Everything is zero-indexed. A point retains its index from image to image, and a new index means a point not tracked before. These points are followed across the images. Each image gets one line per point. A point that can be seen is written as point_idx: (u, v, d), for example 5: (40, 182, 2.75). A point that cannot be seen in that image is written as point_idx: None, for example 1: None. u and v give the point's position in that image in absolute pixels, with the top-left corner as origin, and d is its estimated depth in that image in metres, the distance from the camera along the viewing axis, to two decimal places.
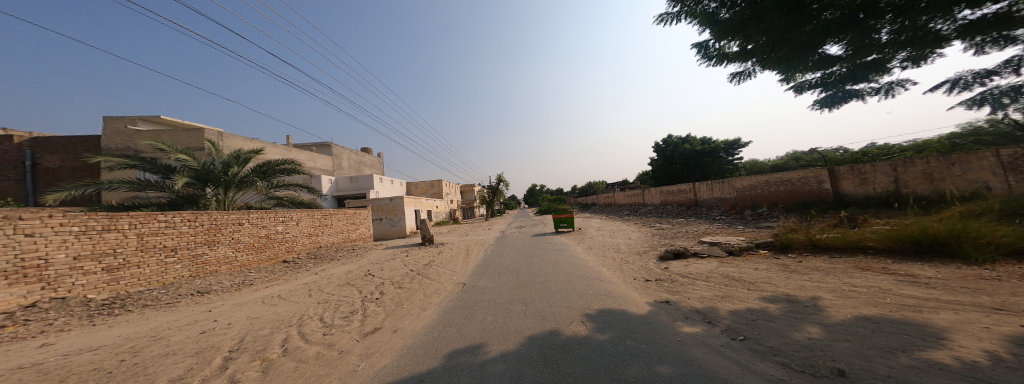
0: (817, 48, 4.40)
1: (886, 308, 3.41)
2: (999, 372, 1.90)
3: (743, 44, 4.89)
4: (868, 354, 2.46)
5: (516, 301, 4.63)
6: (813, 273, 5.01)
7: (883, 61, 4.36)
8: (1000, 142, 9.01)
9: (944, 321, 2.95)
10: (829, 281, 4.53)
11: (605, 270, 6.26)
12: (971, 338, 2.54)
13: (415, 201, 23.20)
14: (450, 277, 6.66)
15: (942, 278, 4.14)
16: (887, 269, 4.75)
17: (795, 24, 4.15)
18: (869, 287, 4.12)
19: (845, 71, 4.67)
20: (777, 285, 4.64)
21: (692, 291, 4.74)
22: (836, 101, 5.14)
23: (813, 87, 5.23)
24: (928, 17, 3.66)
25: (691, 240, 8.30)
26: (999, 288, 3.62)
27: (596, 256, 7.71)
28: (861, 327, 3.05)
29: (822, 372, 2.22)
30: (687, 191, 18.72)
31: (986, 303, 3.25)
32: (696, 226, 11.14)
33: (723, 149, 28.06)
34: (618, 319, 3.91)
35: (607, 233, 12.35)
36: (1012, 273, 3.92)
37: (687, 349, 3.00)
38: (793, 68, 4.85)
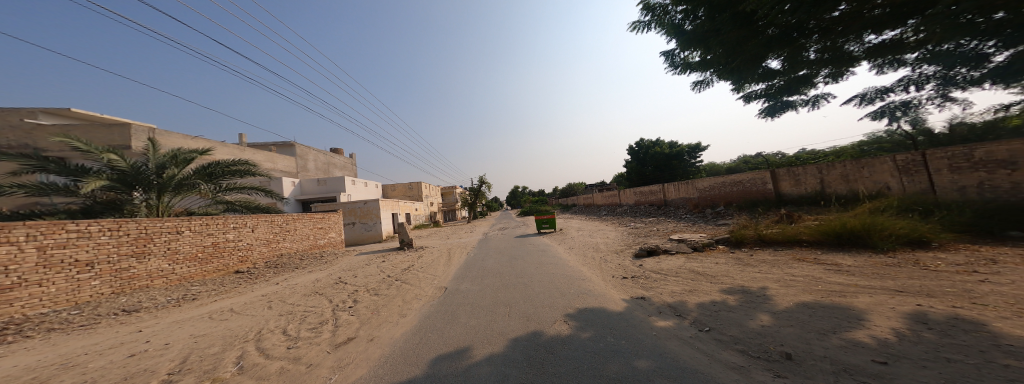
0: (762, 62, 4.89)
1: (820, 295, 3.86)
2: (905, 346, 2.23)
3: (703, 55, 5.31)
4: (807, 337, 2.76)
5: (500, 303, 4.60)
6: (762, 265, 5.54)
7: (811, 76, 4.96)
8: (890, 148, 10.78)
9: (862, 303, 3.40)
10: (774, 272, 5.03)
11: (585, 269, 6.42)
12: (882, 318, 2.95)
13: (393, 204, 22.37)
14: (431, 281, 6.47)
15: (859, 266, 4.76)
16: (818, 260, 5.37)
17: (746, 39, 4.59)
18: (805, 276, 4.64)
19: (783, 84, 5.24)
20: (734, 277, 5.06)
21: (664, 286, 5.01)
22: (777, 110, 5.72)
23: (759, 97, 5.80)
24: (846, 39, 4.24)
25: (662, 238, 8.79)
26: (901, 272, 4.26)
27: (577, 256, 7.89)
28: (801, 312, 3.42)
29: (773, 357, 2.45)
30: (657, 191, 19.82)
31: (891, 286, 3.80)
32: (665, 225, 11.81)
33: (689, 152, 30.14)
34: (598, 316, 4.03)
35: (586, 233, 12.70)
36: (910, 260, 4.63)
37: (662, 343, 3.17)
38: (743, 79, 5.35)
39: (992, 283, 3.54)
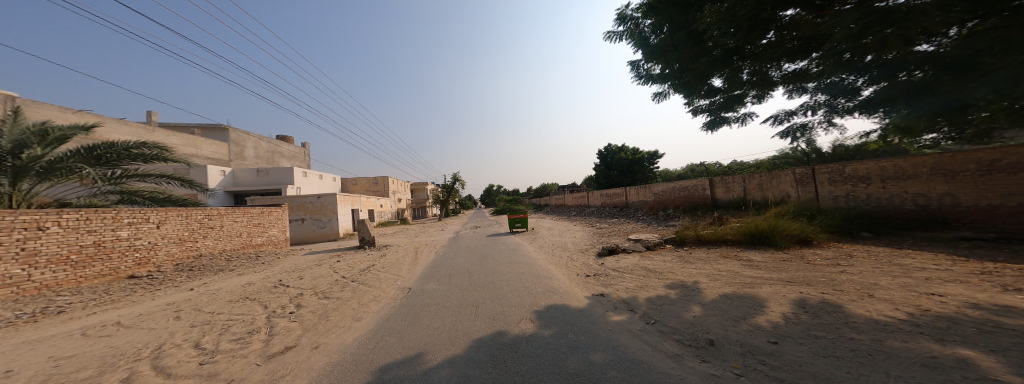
0: (707, 79, 5.55)
1: (737, 287, 4.52)
2: (794, 330, 2.73)
3: (663, 68, 5.86)
4: (726, 324, 3.22)
5: (468, 303, 4.53)
6: (697, 262, 6.30)
7: (742, 95, 5.77)
8: (793, 163, 12.99)
9: (765, 293, 4.07)
10: (706, 268, 5.75)
11: (553, 268, 6.62)
12: (779, 304, 3.58)
13: (353, 198, 20.51)
14: (393, 282, 6.11)
15: (765, 261, 5.68)
16: (738, 256, 6.28)
17: (698, 56, 5.22)
18: (728, 271, 5.39)
19: (722, 101, 6.00)
20: (677, 273, 5.66)
21: (621, 283, 5.40)
22: (716, 124, 6.52)
23: (703, 112, 6.57)
24: (769, 65, 5.00)
25: (622, 238, 9.44)
26: (792, 265, 5.21)
27: (546, 255, 8.09)
28: (724, 303, 3.97)
29: (700, 344, 2.83)
30: (620, 194, 21.20)
31: (785, 277, 4.61)
32: (625, 226, 12.69)
33: (649, 159, 32.44)
34: (562, 314, 4.19)
35: (557, 232, 13.07)
36: (800, 256, 5.66)
37: (615, 336, 3.40)
38: (692, 94, 6.01)
39: (850, 272, 4.50)
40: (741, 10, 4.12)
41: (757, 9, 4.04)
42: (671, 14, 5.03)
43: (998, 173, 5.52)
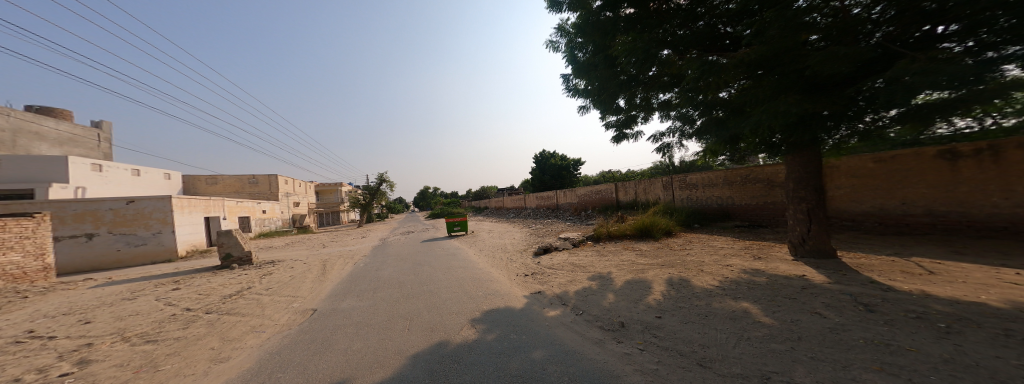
0: (615, 98, 6.40)
1: (635, 272, 5.29)
2: (677, 313, 3.33)
3: (589, 85, 6.63)
4: (634, 307, 3.70)
5: (397, 317, 3.92)
6: (610, 254, 7.14)
7: (634, 118, 6.82)
8: (660, 171, 16.49)
9: (652, 276, 4.91)
10: (615, 259, 6.56)
11: (493, 270, 6.44)
12: (668, 285, 4.34)
13: (203, 203, 15.36)
14: (285, 305, 4.85)
15: (656, 248, 6.85)
16: (632, 247, 7.36)
17: (612, 78, 6.13)
18: (627, 260, 6.28)
19: (622, 119, 6.96)
20: (598, 265, 6.26)
21: (554, 279, 5.63)
22: (620, 138, 7.54)
23: (613, 127, 7.54)
24: (653, 94, 6.02)
25: (554, 237, 9.97)
26: (661, 251, 6.49)
27: (485, 258, 7.84)
28: (631, 287, 4.54)
29: (613, 326, 3.24)
30: (550, 196, 22.52)
31: (663, 262, 5.65)
32: (551, 226, 13.38)
33: (574, 166, 35.15)
34: (503, 315, 4.05)
35: (497, 235, 12.92)
36: (670, 245, 7.01)
37: (552, 331, 3.45)
38: (604, 110, 6.83)
39: (693, 252, 6.01)
40: (637, 46, 4.93)
41: (647, 46, 4.88)
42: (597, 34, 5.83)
43: (750, 182, 8.37)
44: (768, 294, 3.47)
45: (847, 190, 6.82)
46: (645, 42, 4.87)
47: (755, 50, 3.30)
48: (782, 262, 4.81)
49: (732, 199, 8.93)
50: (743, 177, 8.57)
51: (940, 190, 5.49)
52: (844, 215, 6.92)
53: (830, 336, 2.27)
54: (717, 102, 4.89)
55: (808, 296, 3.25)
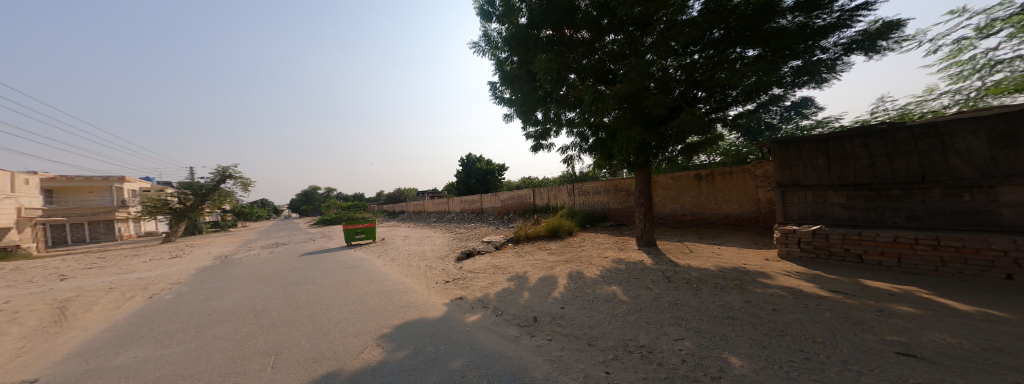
0: (535, 111, 7.01)
1: (548, 269, 5.81)
2: (577, 301, 3.85)
3: (513, 95, 7.17)
4: (545, 302, 4.08)
5: (255, 353, 2.65)
6: (527, 254, 7.63)
7: (548, 132, 7.52)
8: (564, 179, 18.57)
9: (560, 272, 5.50)
10: (531, 258, 7.04)
11: (410, 280, 6.01)
12: (572, 278, 4.94)
13: None
14: (84, 339, 3.33)
15: (564, 246, 7.68)
16: (545, 247, 8.03)
17: (531, 92, 6.79)
18: (540, 258, 6.83)
19: (539, 131, 7.62)
20: (517, 266, 6.60)
21: (476, 283, 5.68)
22: (538, 148, 8.18)
23: (532, 137, 8.16)
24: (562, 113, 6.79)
25: (477, 241, 10.00)
26: (566, 248, 7.34)
27: (403, 266, 7.26)
28: (544, 283, 4.98)
29: (527, 322, 3.50)
30: (474, 201, 22.47)
31: (569, 257, 6.39)
32: (473, 231, 13.25)
33: (499, 171, 36.11)
34: (420, 325, 3.80)
35: (415, 240, 12.11)
36: (573, 242, 7.98)
37: (472, 336, 3.45)
38: (525, 120, 7.38)
39: (586, 247, 7.08)
40: (549, 66, 5.59)
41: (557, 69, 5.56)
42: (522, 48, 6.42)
43: (617, 191, 10.26)
44: (627, 277, 4.67)
45: (659, 197, 9.26)
46: (556, 64, 5.58)
47: (623, 86, 4.93)
48: (636, 250, 6.38)
49: (609, 203, 10.57)
50: (615, 186, 10.37)
51: (694, 197, 8.46)
52: (663, 214, 9.21)
53: (649, 313, 3.28)
54: (602, 125, 5.99)
55: (665, 283, 4.24)
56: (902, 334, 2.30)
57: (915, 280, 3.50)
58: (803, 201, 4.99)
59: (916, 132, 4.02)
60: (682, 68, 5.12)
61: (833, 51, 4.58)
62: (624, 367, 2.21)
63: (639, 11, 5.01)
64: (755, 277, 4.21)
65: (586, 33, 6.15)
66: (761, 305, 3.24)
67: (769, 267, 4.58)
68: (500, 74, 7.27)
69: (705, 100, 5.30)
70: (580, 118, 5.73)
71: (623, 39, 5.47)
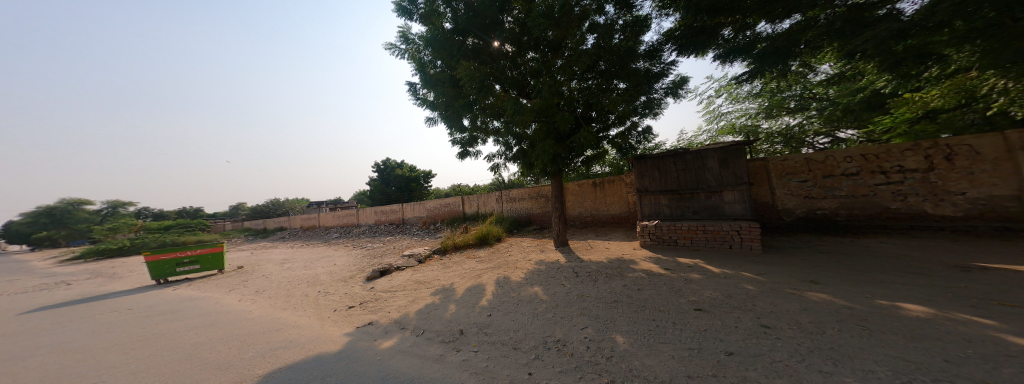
0: (461, 118, 6.86)
1: (475, 279, 5.62)
2: (504, 307, 3.83)
3: (437, 98, 6.82)
4: (469, 313, 3.89)
5: None
6: (454, 264, 7.23)
7: (475, 139, 7.43)
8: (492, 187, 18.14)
9: (487, 280, 5.38)
10: (458, 268, 6.71)
11: (305, 311, 4.90)
12: (500, 285, 4.90)
13: None
14: None
15: (494, 253, 7.64)
16: (473, 255, 7.81)
17: (457, 97, 6.61)
18: (468, 268, 6.57)
19: (466, 138, 7.48)
20: (442, 278, 6.18)
21: (392, 304, 5.01)
22: (465, 154, 8.01)
23: (458, 143, 7.95)
24: (487, 122, 6.81)
25: (396, 256, 8.96)
26: (494, 255, 7.30)
27: (296, 295, 5.88)
28: (471, 293, 4.77)
29: (451, 336, 3.26)
30: (395, 211, 20.30)
31: (498, 264, 6.36)
32: (392, 244, 11.83)
33: (423, 178, 33.77)
34: (313, 363, 3.06)
35: (317, 260, 10.08)
36: (501, 249, 8.00)
37: (384, 364, 2.96)
38: (450, 126, 7.14)
39: (513, 252, 7.21)
40: (473, 73, 5.56)
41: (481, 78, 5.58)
42: (444, 53, 6.27)
43: (538, 197, 10.92)
44: (546, 276, 4.93)
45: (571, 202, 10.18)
46: (479, 72, 5.63)
47: (539, 101, 5.36)
48: (556, 250, 6.88)
49: (533, 209, 11.13)
50: (537, 192, 11.02)
51: (594, 201, 9.64)
52: (572, 216, 10.15)
53: (568, 307, 3.54)
54: (524, 136, 6.31)
55: (582, 278, 4.65)
56: (727, 304, 3.15)
57: (743, 262, 4.75)
58: (651, 202, 6.62)
59: (684, 154, 6.21)
60: (583, 89, 5.89)
61: (661, 91, 6.05)
62: (545, 365, 2.25)
63: (552, 34, 5.54)
64: (642, 265, 5.11)
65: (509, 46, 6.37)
66: (632, 287, 3.98)
67: (657, 257, 5.54)
68: (421, 76, 6.93)
69: (596, 119, 6.01)
70: (503, 128, 5.93)
71: (541, 57, 5.89)
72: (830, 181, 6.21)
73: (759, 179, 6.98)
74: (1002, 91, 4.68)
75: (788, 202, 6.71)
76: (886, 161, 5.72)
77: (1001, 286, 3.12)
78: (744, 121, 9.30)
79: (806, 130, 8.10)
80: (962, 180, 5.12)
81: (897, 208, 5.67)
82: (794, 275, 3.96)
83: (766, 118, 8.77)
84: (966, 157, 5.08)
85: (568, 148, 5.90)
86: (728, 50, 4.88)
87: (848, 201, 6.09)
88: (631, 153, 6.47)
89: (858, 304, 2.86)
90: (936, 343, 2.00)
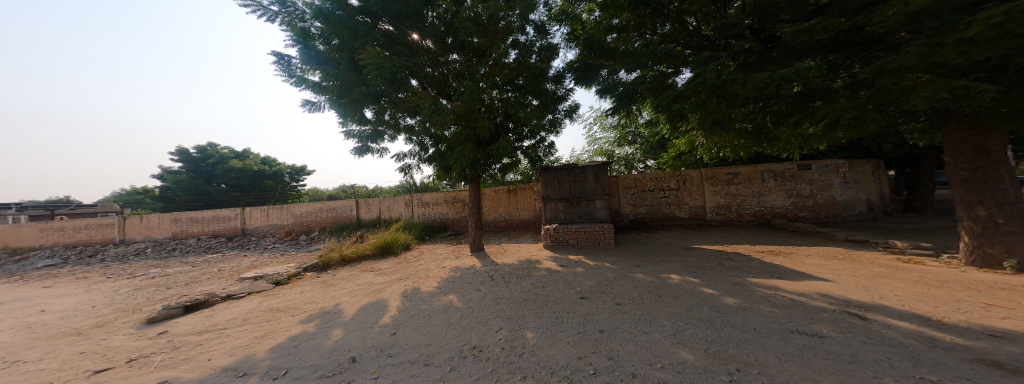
0: (362, 107, 5.98)
1: (369, 295, 4.60)
2: (408, 320, 3.41)
3: (329, 80, 5.73)
4: (363, 335, 3.05)
5: None
6: (340, 280, 5.73)
7: (380, 134, 6.54)
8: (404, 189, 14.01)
9: (389, 294, 4.60)
10: (348, 283, 5.44)
11: (41, 358, 2.79)
12: (405, 299, 4.27)
13: None
14: None
15: (393, 265, 6.63)
16: (372, 268, 6.55)
17: (358, 83, 5.76)
18: (362, 284, 5.37)
19: (369, 132, 6.51)
20: (327, 293, 4.89)
21: (245, 323, 3.52)
22: (364, 151, 6.96)
23: (354, 136, 6.85)
24: (396, 118, 6.16)
25: (236, 277, 6.21)
26: (400, 268, 6.36)
27: (15, 342, 3.31)
28: (369, 310, 3.92)
29: (340, 367, 2.39)
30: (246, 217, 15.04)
31: (403, 277, 5.53)
32: (240, 258, 8.63)
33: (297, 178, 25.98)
34: None
35: (69, 290, 6.08)
36: (405, 259, 7.11)
37: None
38: (346, 116, 6.11)
39: (423, 262, 6.59)
40: (382, 61, 4.96)
41: (393, 69, 5.05)
42: (340, 33, 5.42)
43: (456, 202, 10.59)
44: (460, 283, 4.79)
45: (486, 208, 10.25)
46: (389, 64, 4.98)
47: (459, 104, 5.23)
48: (469, 257, 6.66)
49: (447, 214, 10.72)
50: (453, 197, 10.66)
51: (507, 207, 10.08)
52: (487, 221, 10.26)
53: (476, 311, 3.54)
54: (442, 138, 6.03)
55: (496, 282, 4.71)
56: (622, 291, 3.60)
57: (629, 255, 5.67)
58: (551, 208, 7.40)
59: (568, 166, 7.33)
60: (502, 100, 6.05)
61: (561, 113, 6.91)
62: (460, 374, 2.13)
63: (477, 41, 5.56)
64: (550, 265, 5.43)
65: (430, 42, 6.03)
66: (537, 286, 4.32)
67: (564, 257, 6.01)
68: (301, 49, 5.81)
69: (512, 130, 6.32)
70: (418, 126, 5.49)
71: (463, 60, 5.78)
72: (645, 194, 8.44)
73: (614, 191, 8.70)
74: (696, 143, 7.59)
75: (624, 208, 8.62)
76: (661, 183, 8.30)
77: (761, 258, 4.73)
78: (606, 145, 11.69)
79: (635, 157, 10.78)
80: (688, 196, 8.15)
81: (667, 212, 8.31)
82: (661, 261, 4.94)
83: (617, 146, 11.19)
84: (689, 182, 8.12)
85: (484, 154, 5.93)
86: (604, 86, 5.76)
87: (653, 208, 8.41)
88: (538, 164, 7.06)
89: (692, 279, 3.79)
90: (725, 302, 2.85)
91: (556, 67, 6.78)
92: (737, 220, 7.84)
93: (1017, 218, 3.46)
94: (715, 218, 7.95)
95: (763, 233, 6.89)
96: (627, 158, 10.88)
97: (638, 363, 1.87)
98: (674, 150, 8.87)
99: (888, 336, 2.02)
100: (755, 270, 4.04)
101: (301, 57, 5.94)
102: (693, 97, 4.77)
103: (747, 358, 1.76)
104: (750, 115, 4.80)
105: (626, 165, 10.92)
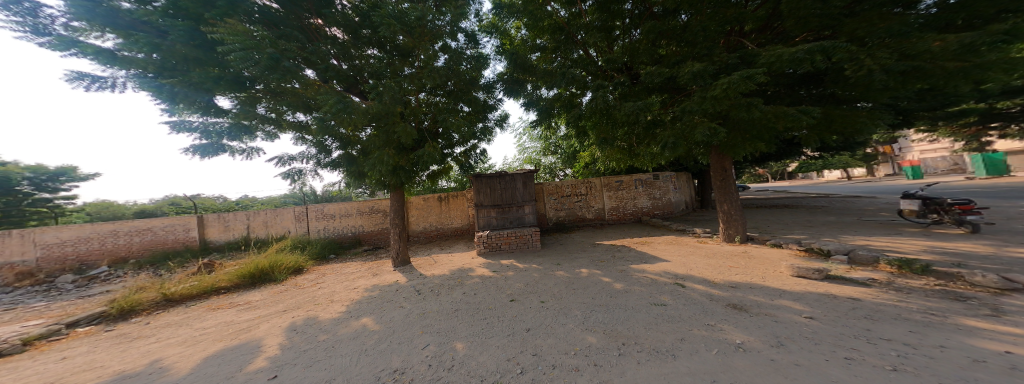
0: (209, 93, 4.85)
1: (229, 338, 3.34)
2: (304, 355, 2.86)
3: (147, 52, 4.47)
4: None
5: None
6: (163, 327, 3.86)
7: (253, 128, 5.37)
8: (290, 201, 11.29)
9: (261, 330, 3.52)
10: (205, 317, 4.12)
11: None
12: (286, 332, 3.45)
13: None
14: None
15: (262, 298, 4.90)
16: (232, 303, 4.74)
17: (207, 63, 4.68)
18: (217, 324, 3.82)
19: (225, 126, 5.12)
20: (159, 337, 3.53)
21: None
22: (209, 151, 5.21)
23: (189, 130, 5.16)
24: (285, 111, 5.29)
25: None
26: (286, 297, 4.92)
27: None
28: (233, 350, 3.05)
29: None
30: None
31: (286, 307, 4.40)
32: None
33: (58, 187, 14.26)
34: None
35: None
36: (290, 285, 5.62)
37: None
38: (175, 103, 4.73)
39: (325, 286, 5.48)
40: (258, 42, 4.30)
41: (277, 54, 4.41)
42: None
43: (373, 213, 9.43)
44: (379, 303, 4.32)
45: (412, 217, 9.54)
46: (268, 53, 4.26)
47: (375, 104, 4.78)
48: (390, 273, 6.06)
49: (362, 227, 9.32)
50: (370, 207, 9.46)
51: (436, 216, 9.65)
52: (416, 232, 9.56)
53: (397, 331, 3.24)
54: (352, 140, 5.58)
55: (422, 296, 4.45)
56: (541, 290, 3.87)
57: (551, 256, 6.11)
58: (483, 215, 7.44)
59: (501, 172, 7.54)
60: (428, 104, 5.87)
61: (492, 122, 7.04)
62: None
63: (401, 40, 5.26)
64: (471, 273, 5.48)
65: (338, 32, 5.45)
66: (469, 294, 4.26)
67: (493, 263, 6.09)
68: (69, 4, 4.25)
69: (442, 136, 6.05)
70: (316, 124, 4.80)
71: (382, 56, 5.36)
72: (562, 199, 9.32)
73: (540, 197, 9.33)
74: (596, 155, 8.90)
75: (548, 211, 9.32)
76: (576, 189, 9.32)
77: (648, 247, 5.69)
78: (533, 154, 12.48)
79: (555, 165, 11.87)
80: (597, 200, 9.37)
81: (582, 214, 9.37)
82: (574, 258, 5.52)
83: (543, 155, 12.09)
84: (596, 186, 9.34)
85: (405, 159, 5.51)
86: (529, 99, 6.24)
87: (571, 212, 9.37)
88: (470, 171, 7.02)
89: (597, 270, 4.35)
90: (620, 287, 3.40)
91: (489, 76, 6.91)
92: (624, 219, 9.40)
93: (733, 209, 5.44)
94: (613, 217, 9.37)
95: (650, 227, 8.43)
96: (551, 166, 11.92)
97: (557, 354, 2.06)
98: (580, 162, 10.18)
99: (694, 297, 2.80)
100: (641, 258, 4.91)
101: (69, 8, 4.23)
102: (593, 117, 5.52)
103: (630, 332, 2.14)
104: (624, 136, 5.90)
105: (549, 172, 11.91)
